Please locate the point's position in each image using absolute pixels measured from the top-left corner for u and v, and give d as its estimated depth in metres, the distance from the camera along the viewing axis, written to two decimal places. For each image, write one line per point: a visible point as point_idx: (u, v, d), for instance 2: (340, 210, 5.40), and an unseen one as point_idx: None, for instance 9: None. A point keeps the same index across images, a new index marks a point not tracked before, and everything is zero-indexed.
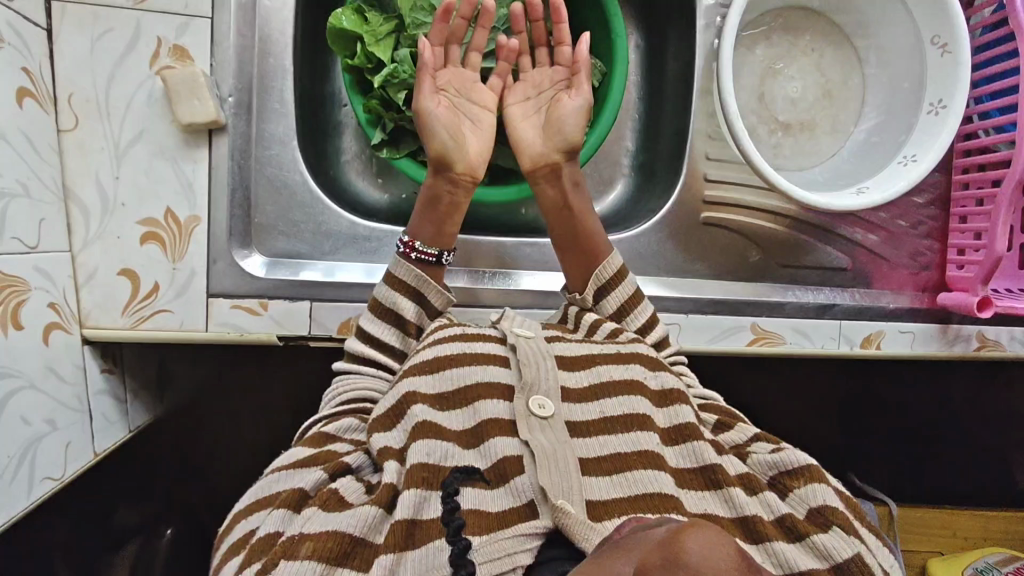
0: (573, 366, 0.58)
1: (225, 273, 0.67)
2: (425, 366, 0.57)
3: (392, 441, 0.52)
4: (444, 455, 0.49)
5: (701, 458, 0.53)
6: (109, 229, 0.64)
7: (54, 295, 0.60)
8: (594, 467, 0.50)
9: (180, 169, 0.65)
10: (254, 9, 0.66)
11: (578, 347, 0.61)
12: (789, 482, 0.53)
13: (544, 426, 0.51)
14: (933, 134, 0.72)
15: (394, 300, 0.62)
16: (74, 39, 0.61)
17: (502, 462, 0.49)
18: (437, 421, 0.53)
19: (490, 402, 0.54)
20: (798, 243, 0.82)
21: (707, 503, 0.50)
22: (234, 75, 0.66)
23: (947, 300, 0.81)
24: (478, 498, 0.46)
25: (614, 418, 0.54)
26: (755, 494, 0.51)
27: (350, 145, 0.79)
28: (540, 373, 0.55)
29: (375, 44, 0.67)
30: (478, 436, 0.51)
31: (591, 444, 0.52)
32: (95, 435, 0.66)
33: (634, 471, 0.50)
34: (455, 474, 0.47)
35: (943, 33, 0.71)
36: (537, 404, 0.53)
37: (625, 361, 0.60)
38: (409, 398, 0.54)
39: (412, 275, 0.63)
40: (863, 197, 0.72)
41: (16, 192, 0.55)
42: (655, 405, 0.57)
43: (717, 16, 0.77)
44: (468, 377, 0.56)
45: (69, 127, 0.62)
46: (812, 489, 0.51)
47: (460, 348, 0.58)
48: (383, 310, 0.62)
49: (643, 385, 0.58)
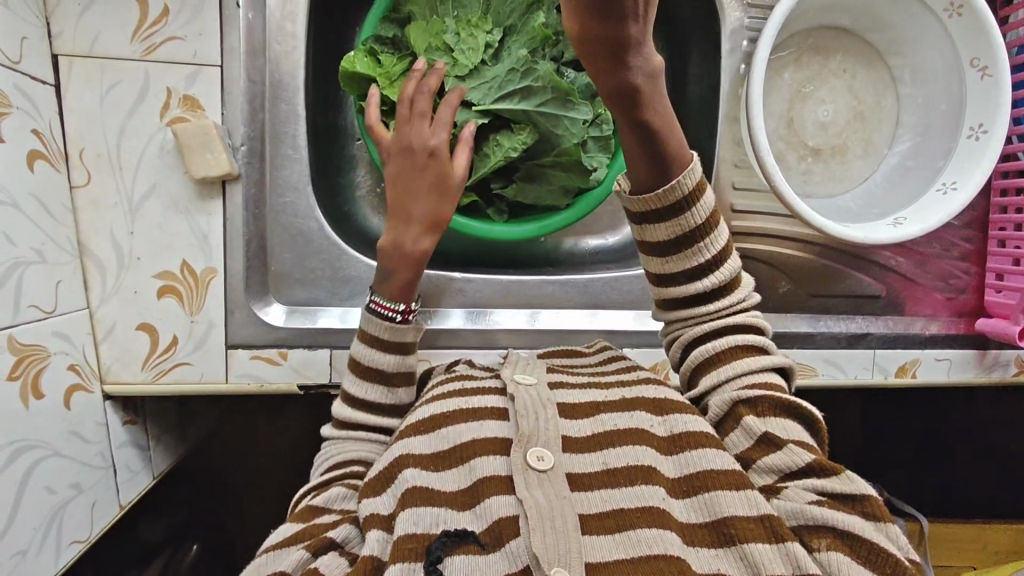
0: (575, 414, 0.54)
1: (244, 324, 0.66)
2: (422, 424, 0.53)
3: (381, 506, 0.48)
4: (435, 521, 0.46)
5: (714, 511, 0.47)
6: (126, 284, 0.63)
7: (74, 356, 0.59)
8: (595, 525, 0.46)
9: (195, 221, 0.64)
10: (265, 55, 0.65)
11: (579, 394, 0.57)
12: (812, 540, 0.45)
13: (544, 481, 0.48)
14: (973, 159, 0.70)
15: (372, 358, 0.59)
16: (83, 93, 0.60)
17: (496, 524, 0.45)
18: (429, 484, 0.49)
19: (488, 457, 0.50)
20: (828, 270, 0.79)
21: (720, 563, 0.45)
22: (245, 122, 0.65)
23: (985, 326, 0.78)
24: (469, 566, 0.43)
25: (618, 470, 0.50)
26: (777, 544, 0.44)
27: (364, 181, 0.76)
28: (539, 424, 0.52)
29: (391, 87, 0.65)
30: (473, 497, 0.48)
31: (593, 498, 0.48)
32: (120, 487, 0.64)
33: (633, 530, 0.45)
34: (443, 538, 0.44)
35: (983, 55, 0.68)
36: (536, 457, 0.49)
37: (628, 409, 0.55)
38: (401, 461, 0.50)
39: (385, 330, 0.59)
40: (900, 229, 0.69)
41: (31, 259, 0.54)
42: (663, 454, 0.52)
43: (744, 40, 0.73)
44: (460, 435, 0.52)
45: (82, 182, 0.61)
46: (835, 557, 0.43)
47: (459, 405, 0.55)
48: (363, 370, 0.59)
49: (648, 434, 0.52)
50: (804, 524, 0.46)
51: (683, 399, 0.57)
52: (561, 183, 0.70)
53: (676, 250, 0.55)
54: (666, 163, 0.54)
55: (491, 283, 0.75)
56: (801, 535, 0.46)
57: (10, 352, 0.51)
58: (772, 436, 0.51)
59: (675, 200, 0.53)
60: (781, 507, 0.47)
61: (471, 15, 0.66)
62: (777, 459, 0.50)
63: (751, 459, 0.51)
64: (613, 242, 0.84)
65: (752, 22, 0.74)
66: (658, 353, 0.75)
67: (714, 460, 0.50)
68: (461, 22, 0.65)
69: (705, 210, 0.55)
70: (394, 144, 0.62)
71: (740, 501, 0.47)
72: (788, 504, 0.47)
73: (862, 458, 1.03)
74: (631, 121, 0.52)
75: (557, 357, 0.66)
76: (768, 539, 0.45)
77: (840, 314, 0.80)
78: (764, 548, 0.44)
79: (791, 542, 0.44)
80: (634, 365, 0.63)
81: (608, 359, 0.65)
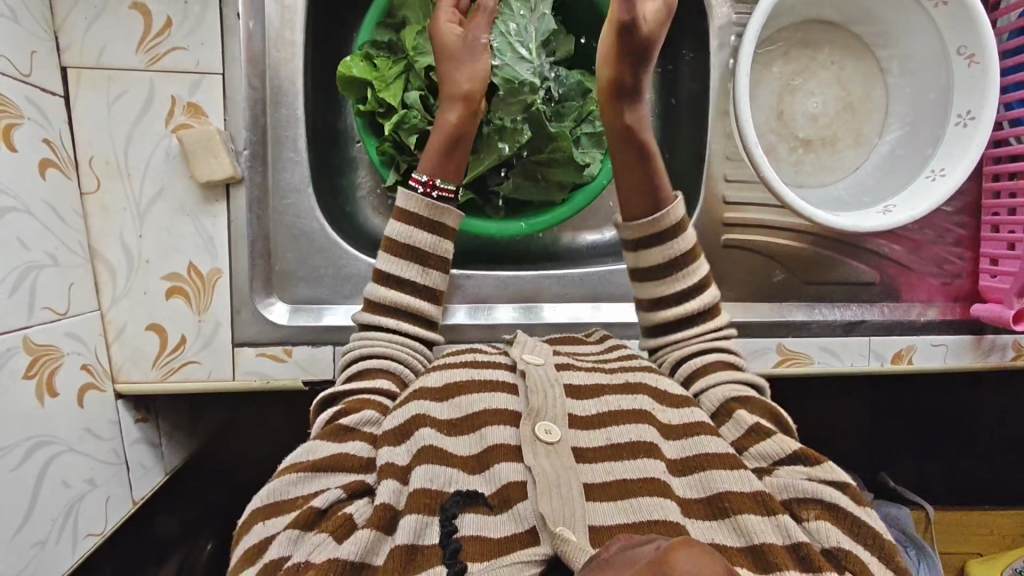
0: (581, 395, 0.56)
1: (250, 321, 0.68)
2: (436, 393, 0.56)
3: (397, 457, 0.50)
4: (448, 481, 0.48)
5: (709, 487, 0.49)
6: (135, 285, 0.65)
7: (87, 356, 0.62)
8: (598, 493, 0.48)
9: (200, 224, 0.66)
10: (265, 62, 0.67)
11: (584, 377, 0.59)
12: (802, 510, 0.48)
13: (550, 451, 0.49)
14: (961, 146, 0.71)
15: (408, 236, 0.63)
16: (91, 102, 0.63)
17: (506, 488, 0.47)
18: (444, 446, 0.51)
19: (498, 428, 0.52)
20: (822, 259, 0.80)
21: (715, 532, 0.47)
22: (247, 127, 0.67)
23: (980, 311, 0.79)
24: (479, 524, 0.45)
25: (620, 446, 0.52)
26: (769, 516, 0.47)
27: (364, 181, 0.78)
28: (548, 400, 0.53)
29: (386, 90, 0.67)
30: (482, 464, 0.50)
31: (597, 471, 0.50)
32: (133, 483, 0.66)
33: (635, 497, 0.47)
34: (455, 496, 0.46)
35: (969, 44, 0.69)
36: (544, 429, 0.50)
37: (631, 392, 0.57)
38: (419, 421, 0.52)
39: (422, 206, 0.64)
40: (889, 216, 0.70)
41: (44, 262, 0.56)
42: (662, 435, 0.54)
43: (732, 35, 0.75)
44: (473, 406, 0.54)
45: (92, 189, 0.64)
46: (825, 526, 0.47)
47: (471, 375, 0.57)
48: (398, 248, 0.63)
49: (650, 415, 0.55)
50: (794, 496, 0.49)
51: (682, 390, 0.59)
52: (557, 178, 0.72)
53: (667, 273, 0.64)
54: (659, 194, 0.65)
55: (490, 278, 0.77)
56: (790, 506, 0.49)
57: (26, 351, 0.53)
58: (760, 426, 0.54)
59: (665, 226, 0.64)
60: (772, 483, 0.50)
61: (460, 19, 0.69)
62: (769, 446, 0.53)
63: (745, 445, 0.54)
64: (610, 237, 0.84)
65: (740, 18, 0.75)
66: None
67: (709, 445, 0.52)
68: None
69: (686, 244, 0.64)
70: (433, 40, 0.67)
71: (732, 478, 0.49)
72: (779, 479, 0.50)
73: (865, 446, 1.04)
74: (634, 148, 0.65)
75: (562, 344, 0.67)
76: (761, 512, 0.47)
77: (836, 301, 0.81)
78: (757, 518, 0.46)
79: (783, 515, 0.47)
80: (635, 353, 0.65)
81: (609, 347, 0.67)
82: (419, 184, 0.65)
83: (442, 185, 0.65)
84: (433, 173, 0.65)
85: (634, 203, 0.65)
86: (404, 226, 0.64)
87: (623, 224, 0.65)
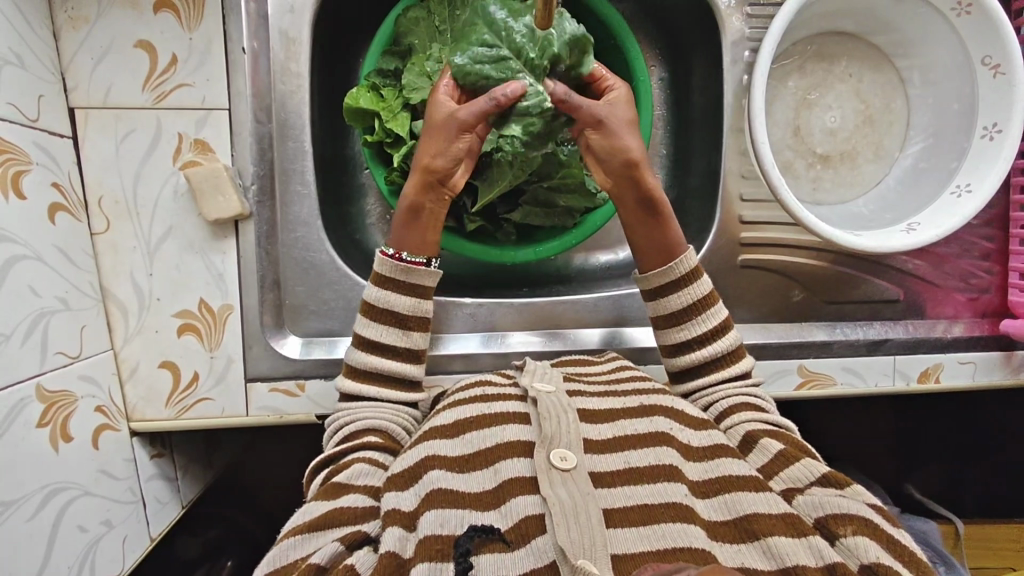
0: (595, 419, 0.56)
1: (261, 356, 0.67)
2: (444, 430, 0.55)
3: (402, 503, 0.49)
4: (460, 522, 0.47)
5: (736, 509, 0.49)
6: (147, 324, 0.65)
7: (101, 397, 0.62)
8: (619, 518, 0.47)
9: (210, 261, 0.66)
10: (271, 95, 0.66)
11: (598, 402, 0.58)
12: (836, 527, 0.47)
13: (567, 479, 0.48)
14: (988, 161, 0.68)
15: (387, 301, 0.63)
16: (99, 142, 0.63)
17: (523, 524, 0.46)
18: (453, 486, 0.50)
19: (511, 461, 0.51)
20: (844, 277, 0.78)
21: (744, 556, 0.45)
22: (254, 161, 0.66)
23: (1009, 327, 0.76)
24: (496, 564, 0.44)
25: (640, 470, 0.51)
26: (800, 537, 0.45)
27: (374, 207, 0.78)
28: (561, 427, 0.52)
29: (393, 120, 0.66)
30: (497, 498, 0.49)
31: (617, 495, 0.48)
32: (150, 519, 0.66)
33: (659, 524, 0.46)
34: (471, 531, 0.45)
35: (995, 54, 0.66)
36: (559, 456, 0.50)
37: (646, 415, 0.57)
38: (427, 462, 0.52)
39: (394, 268, 0.63)
40: (914, 234, 0.68)
41: (56, 307, 0.56)
42: (684, 458, 0.53)
43: (745, 50, 0.73)
44: (484, 441, 0.53)
45: (102, 229, 0.64)
46: (861, 541, 0.45)
47: (478, 410, 0.56)
48: (377, 311, 0.63)
49: (673, 439, 0.54)
50: (826, 514, 0.48)
51: (704, 415, 0.59)
52: (567, 204, 0.72)
53: (671, 322, 0.65)
54: (668, 248, 0.65)
55: (502, 306, 0.75)
56: (824, 526, 0.47)
57: (38, 400, 0.53)
58: (785, 453, 0.53)
59: (672, 276, 0.64)
60: (802, 505, 0.50)
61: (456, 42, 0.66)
62: (797, 472, 0.52)
63: (773, 470, 0.53)
64: (624, 256, 0.83)
65: (754, 33, 0.73)
66: None
67: (732, 467, 0.52)
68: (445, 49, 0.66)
69: (703, 289, 0.64)
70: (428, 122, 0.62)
71: (760, 501, 0.48)
72: (810, 499, 0.49)
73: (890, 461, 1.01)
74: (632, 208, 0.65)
75: (570, 365, 0.67)
76: (791, 533, 0.46)
77: (858, 320, 0.79)
78: (788, 540, 0.45)
79: (814, 536, 0.45)
80: (647, 375, 0.64)
81: (620, 370, 0.66)
82: (388, 254, 0.64)
83: (410, 257, 0.64)
84: (399, 246, 0.65)
85: (649, 254, 0.65)
86: (380, 290, 0.63)
87: (638, 276, 0.66)
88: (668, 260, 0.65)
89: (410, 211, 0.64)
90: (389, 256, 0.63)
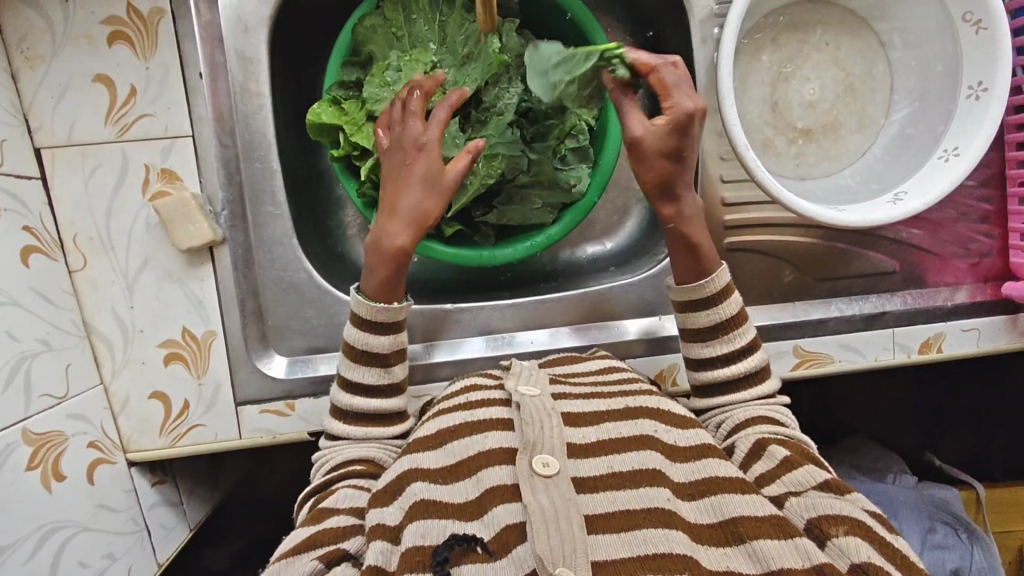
0: (577, 422, 0.55)
1: (249, 379, 0.68)
2: (429, 440, 0.55)
3: (386, 517, 0.49)
4: (442, 532, 0.47)
5: (721, 512, 0.48)
6: (133, 356, 0.66)
7: (94, 433, 0.63)
8: (600, 524, 0.46)
9: (189, 289, 0.66)
10: (234, 117, 0.65)
11: (584, 404, 0.57)
12: (826, 529, 0.47)
13: (548, 485, 0.47)
14: (976, 121, 0.66)
15: (363, 341, 0.61)
16: (68, 180, 0.63)
17: (505, 532, 0.46)
18: (436, 497, 0.49)
19: (492, 469, 0.50)
20: (836, 253, 0.76)
21: (729, 560, 0.45)
22: (223, 187, 0.66)
23: (1011, 289, 0.74)
24: (479, 574, 0.44)
25: (625, 475, 0.50)
26: (785, 539, 0.45)
27: (353, 218, 0.78)
28: (543, 433, 0.51)
29: (358, 133, 0.65)
30: (480, 508, 0.48)
31: (598, 500, 0.48)
32: (157, 546, 0.67)
33: (641, 529, 0.45)
34: (451, 541, 0.46)
35: (976, 9, 0.64)
36: (541, 463, 0.49)
37: (633, 417, 0.56)
38: (407, 476, 0.52)
39: (372, 310, 0.61)
40: (899, 205, 0.66)
41: (37, 349, 0.57)
42: (669, 459, 0.52)
43: (715, 27, 0.71)
44: (465, 450, 0.53)
45: (79, 266, 0.64)
46: (852, 543, 0.45)
47: (460, 418, 0.56)
48: (358, 354, 0.61)
49: (655, 440, 0.53)
50: (816, 515, 0.48)
51: (689, 412, 0.58)
52: (543, 200, 0.70)
53: (709, 335, 0.62)
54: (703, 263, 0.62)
55: (490, 310, 0.75)
56: (814, 527, 0.47)
57: (27, 443, 0.54)
58: (791, 460, 0.53)
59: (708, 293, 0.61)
60: (793, 507, 0.49)
61: (415, 49, 0.66)
62: (799, 475, 0.51)
63: (772, 477, 0.52)
64: (611, 247, 0.83)
65: (723, 8, 0.70)
66: (661, 361, 0.75)
67: (718, 468, 0.51)
68: (404, 56, 0.66)
69: (731, 309, 0.61)
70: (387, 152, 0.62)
71: (745, 503, 0.48)
72: (801, 500, 0.49)
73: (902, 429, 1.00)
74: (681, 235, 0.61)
75: (556, 365, 0.66)
76: (778, 535, 0.45)
77: (853, 295, 0.77)
78: (772, 542, 0.45)
79: (801, 537, 0.45)
80: (636, 375, 0.64)
81: (607, 368, 0.65)
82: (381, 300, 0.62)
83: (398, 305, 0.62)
84: (386, 290, 0.62)
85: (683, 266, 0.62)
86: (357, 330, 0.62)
87: (672, 287, 0.63)
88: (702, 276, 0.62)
89: (393, 259, 0.61)
90: (379, 305, 0.61)
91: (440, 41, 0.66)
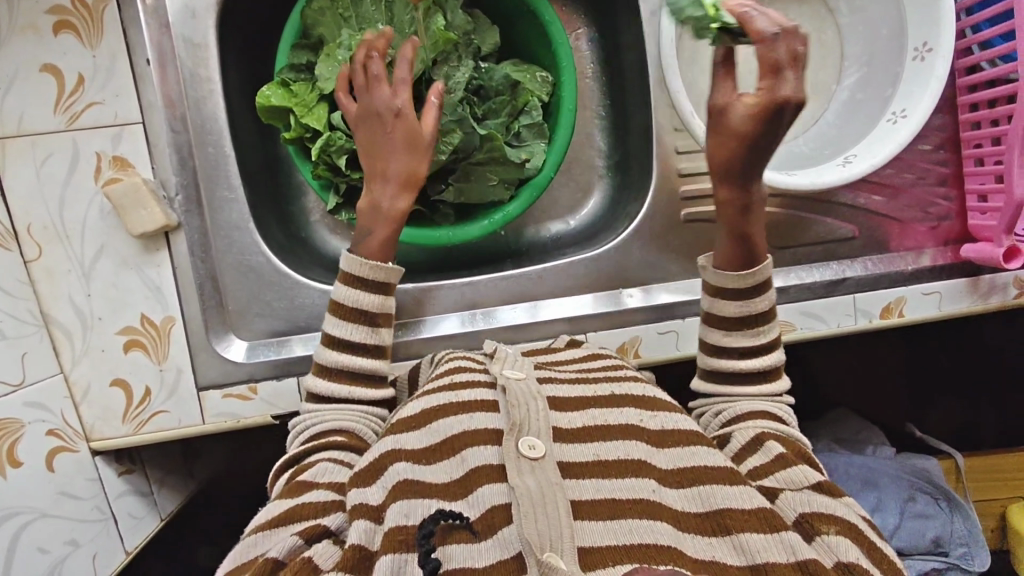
0: (562, 407, 0.55)
1: (210, 363, 0.68)
2: (414, 420, 0.55)
3: (369, 497, 0.49)
4: (426, 510, 0.46)
5: (708, 501, 0.48)
6: (93, 344, 0.66)
7: (54, 422, 0.63)
8: (588, 510, 0.46)
9: (146, 275, 0.66)
10: (184, 103, 0.66)
11: (569, 389, 0.57)
12: (818, 526, 0.47)
13: (537, 467, 0.47)
14: (923, 82, 0.66)
15: (355, 299, 0.63)
16: (19, 170, 0.63)
17: (491, 513, 0.46)
18: (417, 477, 0.49)
19: (476, 449, 0.50)
20: (796, 220, 0.76)
21: (715, 550, 0.45)
22: (175, 171, 0.66)
23: (970, 252, 0.74)
24: (465, 554, 0.43)
25: (610, 462, 0.50)
26: (772, 533, 0.46)
27: (314, 203, 0.78)
28: (531, 414, 0.51)
29: (309, 114, 0.66)
30: (465, 487, 0.48)
31: (586, 487, 0.48)
32: (124, 533, 0.68)
33: (628, 518, 0.45)
34: (436, 516, 0.44)
35: None
36: (527, 445, 0.48)
37: (618, 405, 0.56)
38: (391, 456, 0.51)
39: (362, 268, 0.63)
40: (846, 168, 0.67)
41: None
42: (655, 446, 0.53)
43: None
44: (448, 430, 0.53)
45: (34, 255, 0.64)
46: (841, 543, 0.46)
47: (445, 399, 0.56)
48: (346, 310, 0.63)
49: (640, 429, 0.54)
50: (809, 512, 0.48)
51: (665, 398, 0.59)
52: (498, 177, 0.70)
53: (739, 326, 0.61)
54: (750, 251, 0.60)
55: (455, 290, 0.75)
56: (805, 522, 0.48)
57: None
58: (786, 455, 0.53)
59: (754, 281, 0.60)
60: (784, 501, 0.50)
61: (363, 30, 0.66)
62: (792, 473, 0.52)
63: (766, 470, 0.53)
64: (575, 224, 0.83)
65: None
66: (625, 334, 0.75)
67: (706, 457, 0.51)
68: (354, 36, 0.66)
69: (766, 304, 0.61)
70: (360, 117, 0.63)
71: (735, 495, 0.48)
72: (795, 496, 0.50)
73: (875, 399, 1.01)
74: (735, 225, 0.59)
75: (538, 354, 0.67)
76: (764, 529, 0.46)
77: (814, 262, 0.78)
78: (760, 537, 0.45)
79: (788, 532, 0.46)
80: (620, 362, 0.64)
81: (590, 355, 0.66)
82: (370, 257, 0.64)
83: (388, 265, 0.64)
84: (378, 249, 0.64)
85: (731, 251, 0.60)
86: (347, 288, 0.64)
87: (710, 271, 0.62)
88: (749, 263, 0.60)
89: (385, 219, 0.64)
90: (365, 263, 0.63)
91: (387, 20, 0.66)
